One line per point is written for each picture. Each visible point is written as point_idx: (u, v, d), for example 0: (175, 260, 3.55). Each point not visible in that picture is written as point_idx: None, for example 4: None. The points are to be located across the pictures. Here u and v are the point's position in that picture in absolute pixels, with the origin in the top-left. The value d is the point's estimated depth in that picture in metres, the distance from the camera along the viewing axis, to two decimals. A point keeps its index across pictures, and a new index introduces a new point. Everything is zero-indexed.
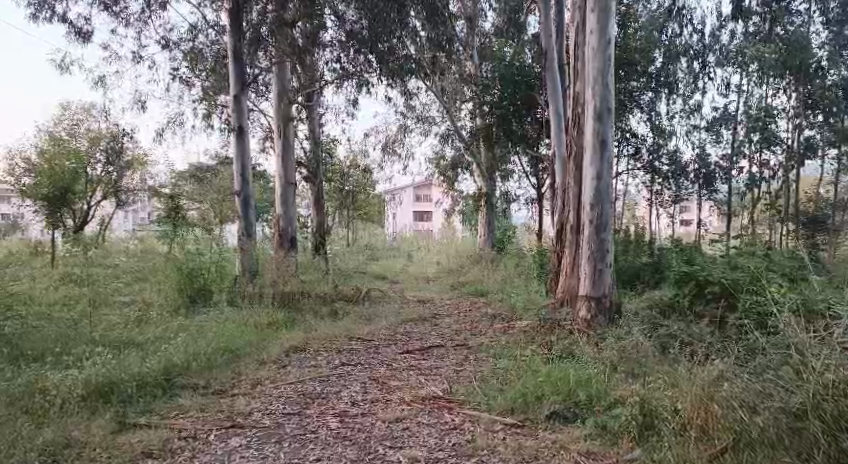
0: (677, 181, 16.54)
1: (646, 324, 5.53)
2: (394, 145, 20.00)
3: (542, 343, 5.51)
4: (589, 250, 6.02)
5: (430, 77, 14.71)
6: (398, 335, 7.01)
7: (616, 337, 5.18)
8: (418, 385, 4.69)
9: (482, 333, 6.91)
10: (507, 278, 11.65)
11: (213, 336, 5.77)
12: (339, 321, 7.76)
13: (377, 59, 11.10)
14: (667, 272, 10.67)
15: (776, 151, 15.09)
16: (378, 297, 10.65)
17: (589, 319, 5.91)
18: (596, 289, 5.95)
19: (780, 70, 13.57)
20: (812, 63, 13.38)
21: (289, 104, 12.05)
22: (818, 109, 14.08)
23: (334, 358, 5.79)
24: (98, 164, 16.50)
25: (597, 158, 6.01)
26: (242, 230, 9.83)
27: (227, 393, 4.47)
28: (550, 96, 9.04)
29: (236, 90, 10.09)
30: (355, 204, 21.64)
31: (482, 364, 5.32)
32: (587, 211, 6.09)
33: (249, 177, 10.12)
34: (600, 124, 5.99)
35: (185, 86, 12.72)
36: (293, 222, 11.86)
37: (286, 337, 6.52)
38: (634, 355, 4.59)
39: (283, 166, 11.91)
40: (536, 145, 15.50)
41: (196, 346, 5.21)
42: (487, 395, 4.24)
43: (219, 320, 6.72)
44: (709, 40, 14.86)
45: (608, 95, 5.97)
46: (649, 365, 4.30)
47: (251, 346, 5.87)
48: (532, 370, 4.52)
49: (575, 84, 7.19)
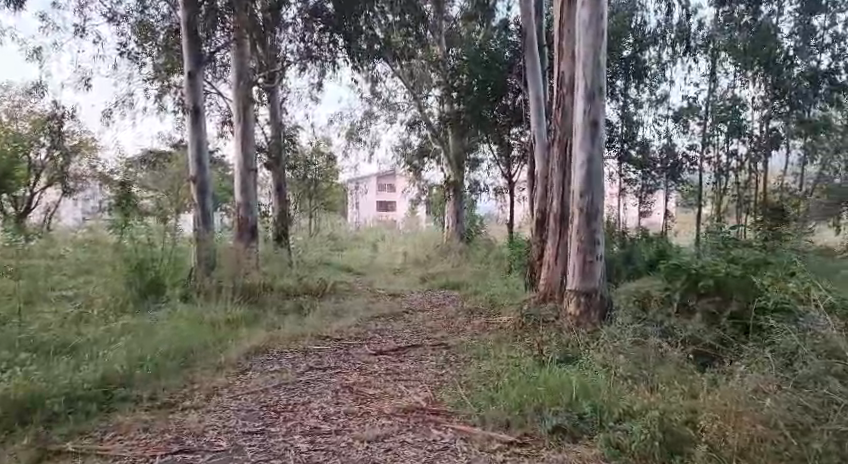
0: (643, 170, 16.04)
1: (641, 323, 5.13)
2: (359, 133, 19.31)
3: (531, 343, 5.03)
4: (578, 241, 5.61)
5: (397, 61, 14.10)
6: (368, 333, 6.45)
7: (608, 336, 4.75)
8: (396, 394, 4.16)
9: (460, 330, 6.42)
10: (479, 271, 11.21)
11: (165, 336, 5.11)
12: (305, 318, 7.16)
13: (345, 40, 10.44)
14: (642, 264, 10.45)
15: (744, 140, 15.09)
16: (345, 291, 10.05)
17: (577, 315, 5.49)
18: (586, 283, 5.52)
19: (747, 62, 13.81)
20: (780, 53, 13.52)
21: (249, 86, 11.27)
22: (785, 100, 13.96)
23: (300, 361, 5.22)
24: (41, 149, 15.94)
25: (588, 142, 5.55)
26: (198, 218, 9.08)
27: (174, 406, 3.83)
28: (530, 78, 8.53)
29: (189, 68, 9.29)
30: (318, 192, 20.86)
31: (465, 367, 4.82)
32: (577, 199, 5.64)
33: (206, 162, 9.31)
34: (592, 105, 5.52)
35: (134, 63, 11.76)
36: (254, 210, 11.04)
37: (246, 337, 5.92)
38: (637, 359, 4.17)
39: (243, 151, 11.10)
40: (507, 133, 15.16)
41: (142, 349, 4.54)
42: (477, 406, 3.77)
43: (172, 317, 6.07)
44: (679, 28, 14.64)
45: (599, 73, 5.51)
46: (660, 373, 3.87)
47: (207, 348, 5.24)
48: (527, 375, 4.05)
49: (560, 62, 6.69)
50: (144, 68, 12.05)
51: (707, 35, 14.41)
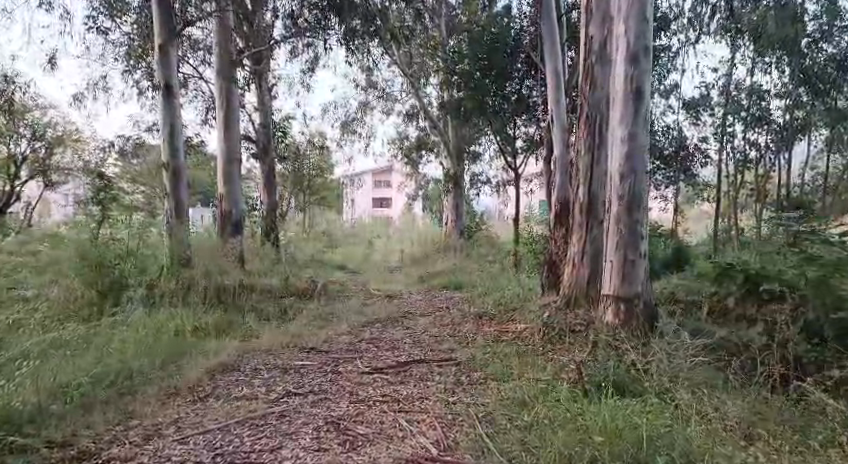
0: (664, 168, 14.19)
1: (699, 342, 4.14)
2: (354, 125, 18.26)
3: (565, 365, 4.04)
4: (618, 234, 4.62)
5: (394, 46, 13.08)
6: (362, 344, 5.45)
7: (665, 358, 3.76)
8: (398, 435, 3.17)
9: (469, 340, 5.44)
10: (485, 271, 10.26)
11: (110, 354, 4.12)
12: (289, 325, 6.14)
13: (340, 19, 9.31)
14: (664, 263, 9.51)
15: (766, 130, 13.78)
16: (337, 291, 9.03)
17: (615, 326, 4.50)
18: (627, 286, 4.55)
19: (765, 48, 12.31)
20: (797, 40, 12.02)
21: (233, 66, 10.18)
22: (811, 87, 12.56)
23: (278, 381, 4.21)
24: (21, 140, 14.65)
25: (631, 115, 4.55)
26: (171, 208, 8.04)
27: (94, 458, 2.85)
28: (548, 55, 7.54)
29: (162, 40, 8.18)
30: (312, 187, 19.87)
31: (483, 393, 3.84)
32: (616, 184, 4.65)
33: (180, 147, 8.27)
34: (636, 68, 4.53)
35: (106, 40, 10.72)
36: (238, 202, 9.94)
37: (214, 349, 4.92)
38: (716, 398, 3.22)
39: (227, 138, 10.01)
40: (513, 124, 13.45)
41: (70, 374, 3.55)
42: (508, 458, 2.79)
43: (127, 327, 5.06)
44: (691, 17, 12.88)
45: (647, 30, 4.51)
46: (754, 430, 2.91)
47: (163, 368, 4.24)
48: (571, 413, 3.05)
49: (590, 25, 5.70)
50: (118, 46, 11.02)
51: (721, 25, 12.88)
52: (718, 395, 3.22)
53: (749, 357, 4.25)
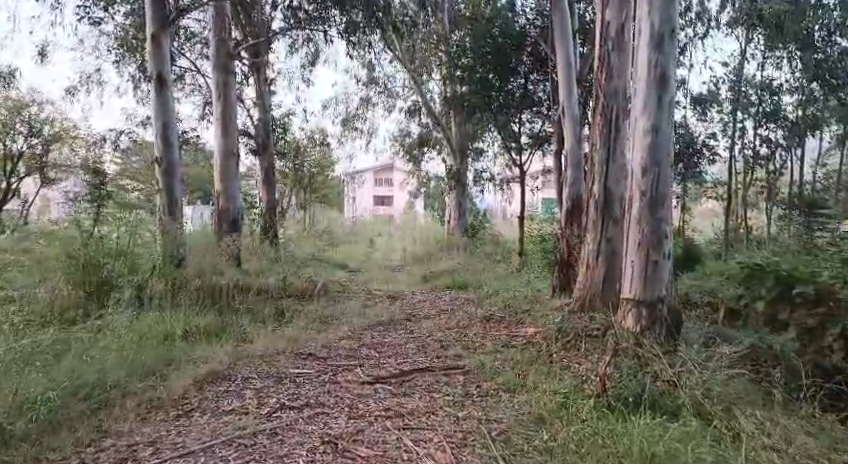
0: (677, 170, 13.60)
1: (731, 352, 3.79)
2: (354, 121, 17.87)
3: (585, 376, 3.69)
4: (640, 232, 4.25)
5: (396, 39, 12.73)
6: (362, 350, 5.09)
7: (698, 369, 3.41)
8: (403, 459, 2.82)
9: (478, 345, 5.09)
10: (490, 270, 9.93)
11: (86, 362, 3.79)
12: (287, 328, 5.82)
13: (339, 11, 8.90)
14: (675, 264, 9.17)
15: (779, 126, 13.31)
16: (337, 291, 8.69)
17: (637, 332, 4.14)
18: (649, 289, 4.21)
19: (776, 42, 12.01)
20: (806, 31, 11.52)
21: (231, 59, 9.77)
22: (821, 82, 12.11)
23: (272, 392, 3.87)
24: (18, 137, 14.35)
25: (654, 103, 4.20)
26: (164, 204, 7.69)
27: None
28: (560, 45, 7.17)
29: (153, 29, 7.83)
30: (312, 185, 19.48)
31: (495, 406, 3.48)
32: (638, 178, 4.29)
33: (174, 141, 7.92)
34: (660, 51, 4.18)
35: (99, 31, 10.39)
36: (236, 198, 9.59)
37: (205, 355, 4.61)
38: (761, 419, 2.87)
39: (224, 133, 9.65)
40: (516, 119, 13.01)
41: (40, 387, 3.23)
42: None
43: (114, 332, 4.75)
44: (697, 9, 12.66)
45: (673, 11, 4.16)
46: (807, 457, 2.57)
47: (146, 377, 3.92)
48: (599, 437, 2.70)
49: (607, 12, 5.33)
50: (112, 37, 10.71)
51: (732, 17, 12.49)
52: (763, 414, 2.88)
53: (785, 364, 3.92)
